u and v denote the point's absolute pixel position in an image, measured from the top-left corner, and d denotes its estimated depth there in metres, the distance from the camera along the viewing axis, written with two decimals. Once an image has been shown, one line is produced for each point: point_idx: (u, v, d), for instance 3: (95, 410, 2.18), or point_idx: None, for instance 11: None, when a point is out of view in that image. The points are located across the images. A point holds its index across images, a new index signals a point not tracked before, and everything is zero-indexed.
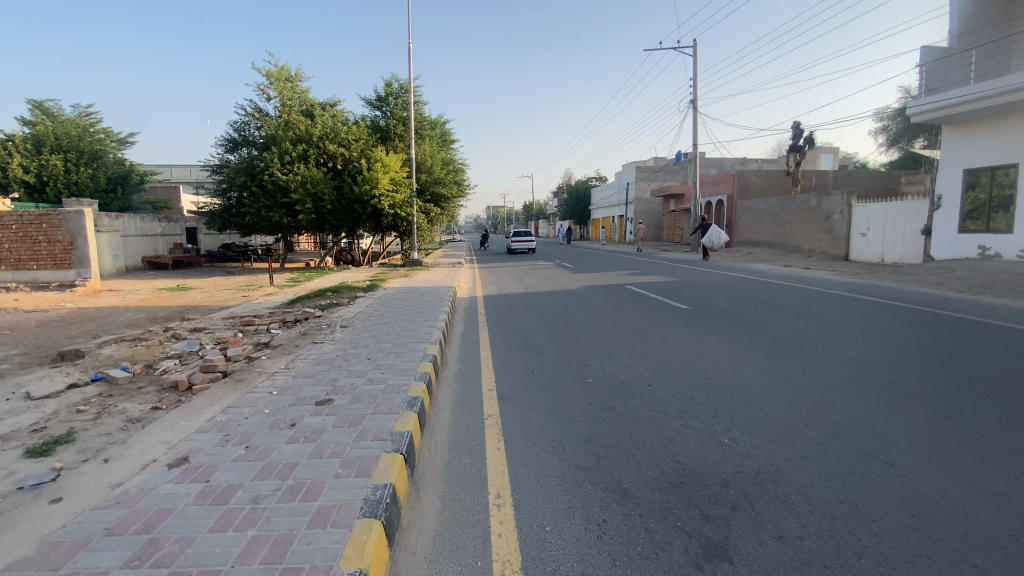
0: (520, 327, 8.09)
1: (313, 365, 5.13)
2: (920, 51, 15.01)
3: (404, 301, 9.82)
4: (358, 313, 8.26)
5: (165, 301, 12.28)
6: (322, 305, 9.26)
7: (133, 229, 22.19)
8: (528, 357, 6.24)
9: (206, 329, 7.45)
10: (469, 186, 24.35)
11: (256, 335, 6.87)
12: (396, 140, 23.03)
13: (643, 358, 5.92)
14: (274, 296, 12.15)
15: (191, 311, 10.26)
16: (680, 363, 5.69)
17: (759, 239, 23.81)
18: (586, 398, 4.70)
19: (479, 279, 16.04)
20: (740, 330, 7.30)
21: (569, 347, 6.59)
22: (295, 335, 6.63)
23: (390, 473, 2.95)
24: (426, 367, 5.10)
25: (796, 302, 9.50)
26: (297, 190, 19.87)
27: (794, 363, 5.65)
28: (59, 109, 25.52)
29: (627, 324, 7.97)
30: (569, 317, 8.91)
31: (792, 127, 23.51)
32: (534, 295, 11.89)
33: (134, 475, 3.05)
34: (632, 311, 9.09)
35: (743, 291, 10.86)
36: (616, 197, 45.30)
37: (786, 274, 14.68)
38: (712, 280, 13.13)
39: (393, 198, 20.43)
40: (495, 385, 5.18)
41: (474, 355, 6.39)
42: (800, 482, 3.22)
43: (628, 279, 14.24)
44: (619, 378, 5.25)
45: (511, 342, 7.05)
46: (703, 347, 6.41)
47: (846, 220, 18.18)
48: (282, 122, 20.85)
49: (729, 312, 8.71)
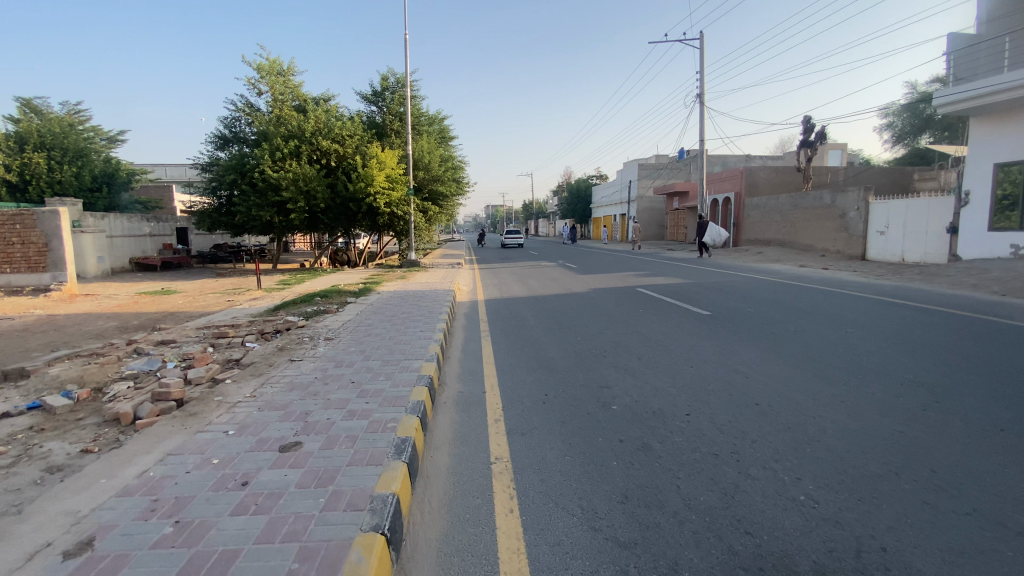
0: (526, 337, 7.25)
1: (284, 393, 4.29)
2: (947, 38, 14.27)
3: (399, 307, 8.97)
4: (346, 322, 7.41)
5: (143, 307, 11.40)
6: (307, 312, 8.42)
7: (119, 230, 21.29)
8: (539, 375, 5.42)
9: (175, 343, 6.60)
10: (469, 184, 23.50)
11: (228, 351, 6.02)
12: (393, 136, 22.18)
13: (675, 378, 5.10)
14: (260, 301, 11.29)
15: (167, 319, 9.38)
16: (718, 385, 4.87)
17: (769, 238, 22.99)
18: (614, 433, 3.88)
19: (479, 281, 15.19)
20: (778, 342, 6.48)
21: (584, 363, 5.76)
22: (272, 351, 5.79)
23: (365, 570, 2.12)
24: (420, 394, 4.28)
25: (827, 306, 8.70)
26: (289, 187, 19.00)
27: (852, 385, 4.84)
28: (47, 106, 24.58)
29: (648, 333, 7.14)
30: (580, 324, 8.08)
31: (803, 122, 22.67)
32: (539, 300, 11.04)
33: (14, 572, 2.21)
34: (649, 318, 8.26)
35: (765, 295, 10.05)
36: (618, 195, 44.39)
37: (806, 275, 13.83)
38: (729, 282, 12.29)
39: (389, 196, 19.56)
40: (502, 414, 4.35)
41: (476, 373, 5.56)
42: (920, 567, 2.40)
43: (637, 280, 13.40)
44: (649, 404, 4.42)
45: (518, 356, 6.22)
46: (739, 363, 5.60)
47: (863, 218, 17.40)
48: (273, 117, 19.97)
49: (757, 319, 7.88)
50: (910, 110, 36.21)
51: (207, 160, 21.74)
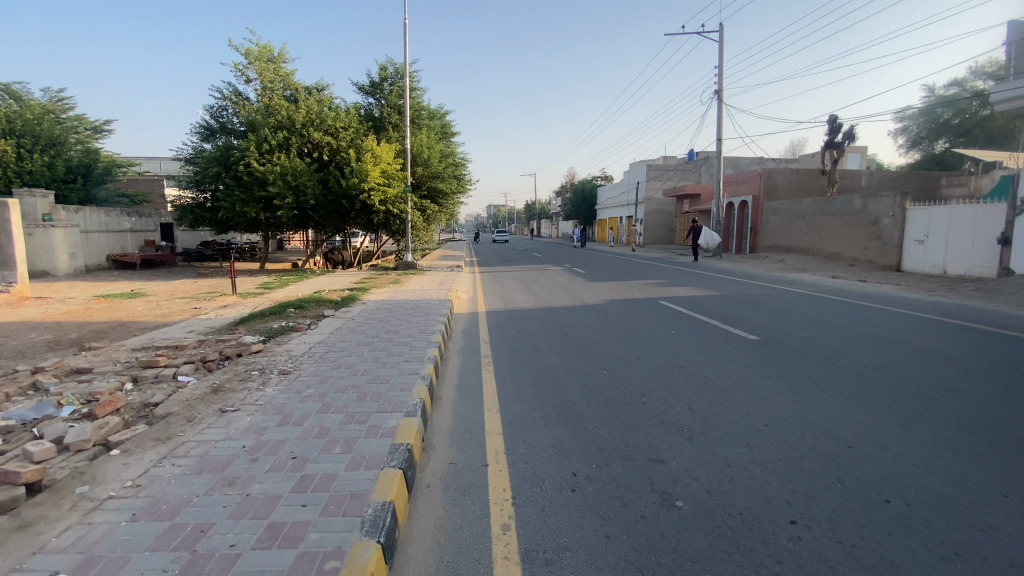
0: (539, 368, 5.84)
1: (183, 483, 2.87)
2: (1009, 25, 12.77)
3: (385, 323, 7.54)
4: (314, 345, 5.99)
5: (95, 314, 9.97)
6: (271, 330, 6.97)
7: (95, 224, 19.85)
8: (561, 435, 4.01)
9: (89, 376, 5.16)
10: (471, 182, 21.97)
11: (148, 391, 4.60)
12: (390, 130, 20.77)
13: (750, 448, 3.72)
14: (229, 310, 9.85)
15: (111, 334, 7.96)
16: (812, 461, 3.50)
17: (791, 245, 21.48)
18: (693, 566, 2.49)
19: (480, 288, 13.70)
20: (860, 384, 5.07)
21: (621, 416, 4.37)
22: (205, 393, 4.37)
23: None
24: (391, 484, 2.85)
25: (891, 331, 7.27)
26: (276, 182, 17.52)
27: (1006, 466, 3.43)
28: (29, 93, 23.25)
29: (690, 368, 5.74)
30: (602, 349, 6.64)
31: (829, 121, 21.25)
32: (547, 313, 9.55)
33: None
34: (683, 343, 6.83)
35: (811, 314, 8.62)
36: (625, 197, 42.85)
37: (846, 288, 12.36)
38: (762, 295, 10.84)
39: (385, 193, 18.04)
40: (515, 514, 2.95)
41: (474, 430, 4.13)
42: None
43: (658, 291, 11.94)
44: (730, 504, 3.02)
45: (530, 399, 4.82)
46: (829, 420, 4.20)
47: (899, 225, 15.98)
48: (262, 107, 18.63)
49: (819, 348, 6.46)
50: (924, 113, 34.57)
51: (192, 152, 20.33)
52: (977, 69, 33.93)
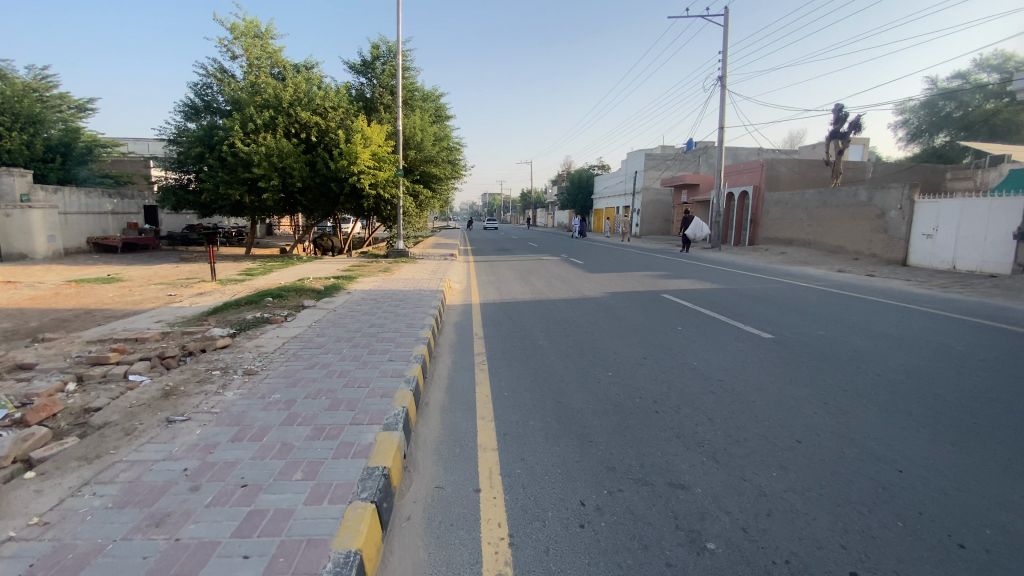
0: (538, 367, 5.30)
1: (99, 528, 2.31)
2: None
3: (370, 316, 6.96)
4: (288, 340, 5.41)
5: (62, 300, 9.26)
6: (244, 321, 6.37)
7: (75, 206, 19.00)
8: (565, 450, 3.48)
9: (29, 374, 4.53)
10: (465, 167, 21.25)
11: (91, 394, 4.01)
12: (382, 111, 20.00)
13: (787, 473, 3.21)
14: (206, 298, 9.20)
15: (72, 323, 7.33)
16: (860, 492, 3.01)
17: (792, 237, 21.01)
18: None
19: (474, 277, 13.11)
20: (895, 393, 4.57)
21: (633, 428, 3.84)
22: (156, 396, 3.79)
23: None
24: (359, 525, 2.31)
25: (913, 330, 6.80)
26: (261, 163, 16.75)
27: None
28: (10, 69, 22.40)
29: (704, 369, 5.21)
30: (605, 347, 6.10)
31: (835, 110, 20.71)
32: (545, 306, 8.98)
33: None
34: (693, 341, 6.30)
35: (825, 310, 8.13)
36: (622, 186, 42.17)
37: (854, 282, 11.90)
38: (769, 289, 10.34)
39: (375, 176, 17.31)
40: (514, 561, 2.41)
41: (464, 444, 3.58)
42: None
43: (660, 283, 11.41)
44: (774, 548, 2.50)
45: (528, 405, 4.27)
46: (871, 438, 3.70)
47: (906, 218, 15.55)
48: (248, 85, 17.79)
49: (842, 350, 5.94)
50: (927, 106, 34.19)
51: (175, 131, 19.44)
52: (982, 61, 33.33)
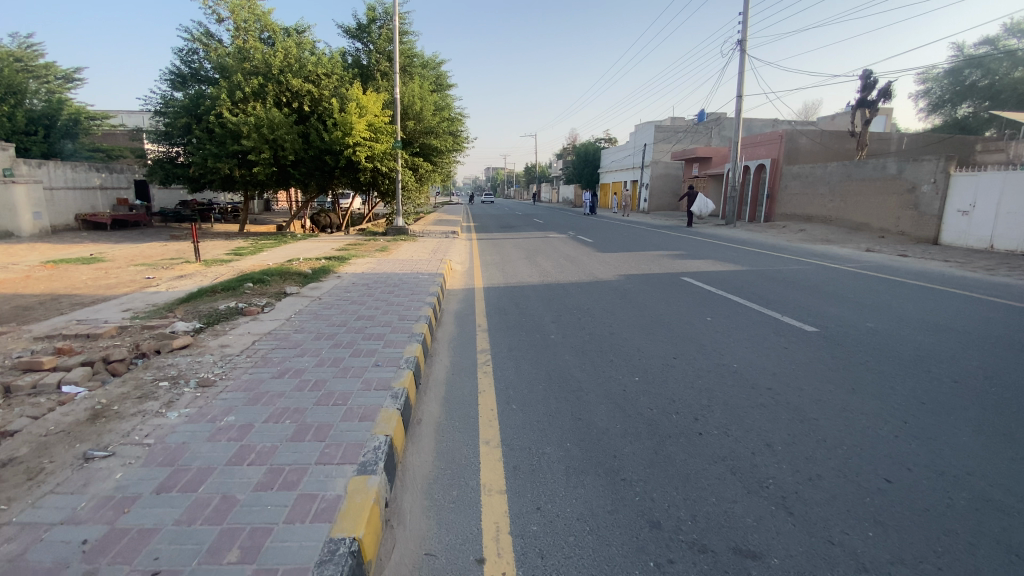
0: (551, 371, 4.52)
1: None
2: None
3: (359, 304, 6.16)
4: (259, 340, 4.62)
5: (29, 284, 8.44)
6: (216, 312, 5.58)
7: (61, 180, 18.08)
8: (594, 494, 2.74)
9: None
10: (467, 139, 20.17)
11: (7, 414, 3.20)
12: (379, 79, 18.87)
13: (885, 534, 2.48)
14: (186, 282, 8.40)
15: (32, 311, 6.58)
16: (991, 565, 2.27)
17: (811, 214, 19.95)
18: None
19: (477, 258, 12.27)
20: (985, 410, 3.79)
21: (674, 460, 3.08)
22: (79, 420, 3.02)
23: None
24: None
25: (974, 323, 5.98)
26: (250, 134, 15.77)
27: None
28: None
29: (748, 374, 4.41)
30: (626, 343, 5.31)
31: (863, 77, 19.49)
32: (555, 291, 8.14)
33: None
34: (729, 336, 5.52)
35: (866, 297, 7.30)
36: (631, 159, 40.72)
37: (888, 263, 11.03)
38: (798, 272, 9.46)
39: (372, 148, 16.31)
40: None
41: (465, 486, 2.84)
42: None
43: (679, 264, 10.56)
44: None
45: (541, 424, 3.52)
46: (976, 477, 2.95)
47: (939, 193, 14.53)
48: (235, 50, 16.66)
49: (903, 348, 5.15)
50: (950, 75, 32.26)
51: (160, 101, 18.38)
52: (1013, 26, 31.36)
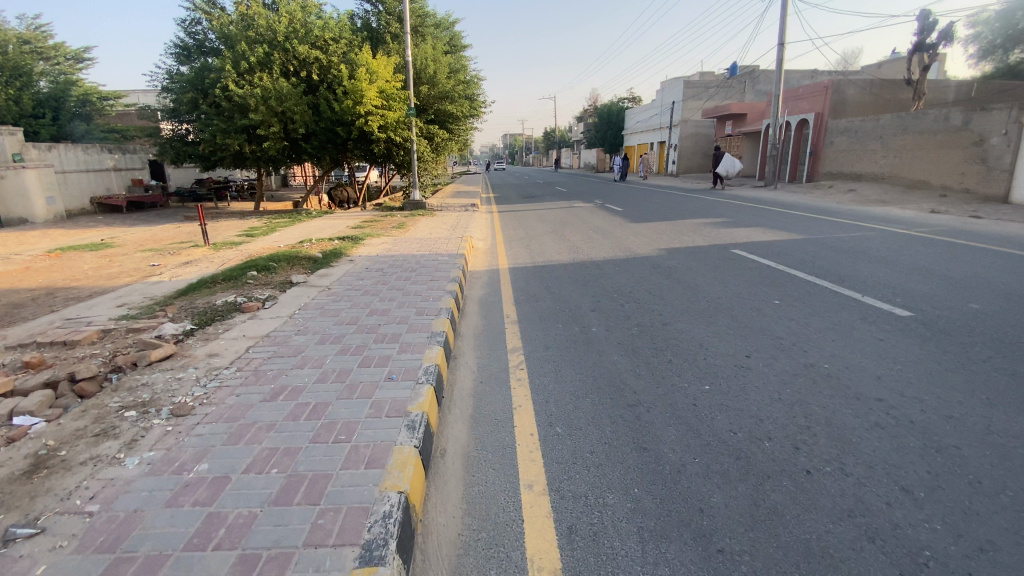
0: (601, 378, 3.73)
1: None
2: None
3: (371, 295, 5.42)
4: (254, 345, 3.94)
5: (29, 277, 7.99)
6: (211, 309, 4.93)
7: (72, 163, 17.72)
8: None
9: None
10: (484, 104, 19.00)
11: None
12: (390, 42, 17.74)
13: None
14: (189, 270, 7.82)
15: (23, 309, 6.07)
16: None
17: (860, 171, 18.36)
18: None
19: (500, 233, 11.41)
20: None
21: (785, 518, 2.29)
22: (14, 476, 2.40)
23: None
24: None
25: None
26: (258, 107, 14.99)
27: None
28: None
29: (845, 380, 3.55)
30: (683, 336, 4.48)
31: (921, 19, 17.49)
32: (589, 270, 7.27)
33: None
34: (806, 324, 4.63)
35: (956, 270, 6.25)
36: (657, 119, 38.58)
37: (962, 227, 9.78)
38: (862, 239, 8.38)
39: (384, 117, 15.38)
40: None
41: (506, 561, 2.11)
42: None
43: (725, 234, 9.54)
44: None
45: (598, 457, 2.76)
46: None
47: (1011, 145, 12.99)
48: (238, 17, 15.70)
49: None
50: None
51: (166, 76, 17.65)
52: None
